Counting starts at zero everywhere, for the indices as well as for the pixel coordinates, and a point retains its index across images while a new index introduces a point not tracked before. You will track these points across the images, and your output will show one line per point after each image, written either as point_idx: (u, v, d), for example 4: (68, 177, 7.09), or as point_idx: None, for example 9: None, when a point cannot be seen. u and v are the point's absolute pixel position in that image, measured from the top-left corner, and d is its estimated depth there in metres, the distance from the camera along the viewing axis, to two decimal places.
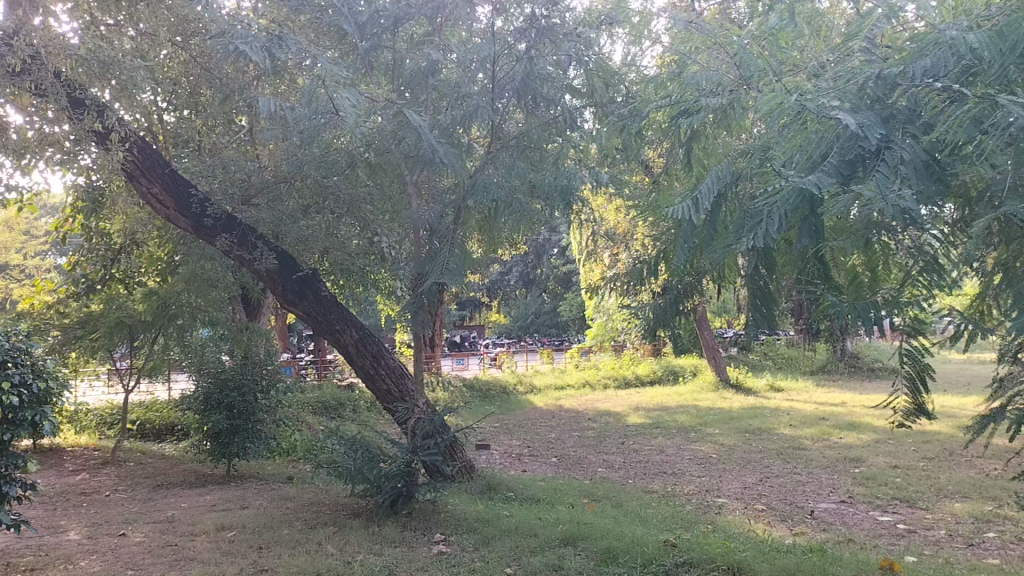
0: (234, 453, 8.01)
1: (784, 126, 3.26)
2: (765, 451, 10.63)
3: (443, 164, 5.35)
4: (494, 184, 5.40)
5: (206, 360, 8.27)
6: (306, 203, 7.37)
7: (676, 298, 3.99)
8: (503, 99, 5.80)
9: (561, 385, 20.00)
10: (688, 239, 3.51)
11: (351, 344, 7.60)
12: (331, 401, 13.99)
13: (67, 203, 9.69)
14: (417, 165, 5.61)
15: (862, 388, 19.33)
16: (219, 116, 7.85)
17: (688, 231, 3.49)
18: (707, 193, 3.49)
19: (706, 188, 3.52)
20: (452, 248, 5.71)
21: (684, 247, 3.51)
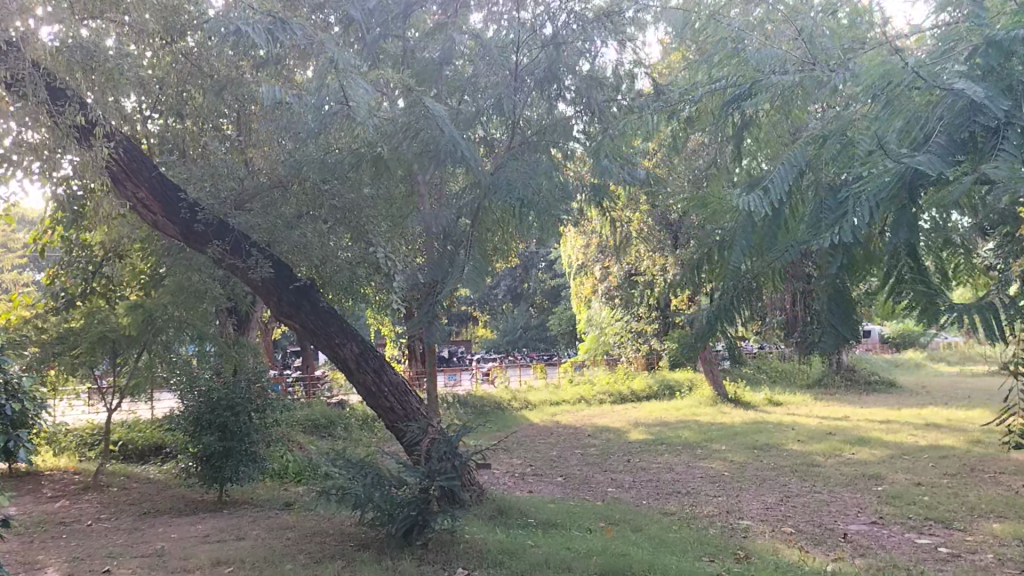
0: (227, 477, 7.53)
1: (883, 104, 2.99)
2: (778, 468, 10.21)
3: (463, 161, 4.97)
4: (518, 181, 5.04)
5: (197, 378, 7.77)
6: (302, 209, 6.91)
7: (715, 316, 3.43)
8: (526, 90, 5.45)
9: (556, 400, 19.53)
10: (744, 236, 3.17)
11: (352, 358, 7.11)
12: (321, 420, 13.51)
13: (46, 214, 9.22)
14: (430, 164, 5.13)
15: (864, 402, 19.00)
16: (210, 118, 7.46)
17: (746, 227, 3.17)
18: (776, 187, 3.17)
19: (773, 178, 3.25)
20: (469, 254, 5.32)
21: (741, 241, 3.17)
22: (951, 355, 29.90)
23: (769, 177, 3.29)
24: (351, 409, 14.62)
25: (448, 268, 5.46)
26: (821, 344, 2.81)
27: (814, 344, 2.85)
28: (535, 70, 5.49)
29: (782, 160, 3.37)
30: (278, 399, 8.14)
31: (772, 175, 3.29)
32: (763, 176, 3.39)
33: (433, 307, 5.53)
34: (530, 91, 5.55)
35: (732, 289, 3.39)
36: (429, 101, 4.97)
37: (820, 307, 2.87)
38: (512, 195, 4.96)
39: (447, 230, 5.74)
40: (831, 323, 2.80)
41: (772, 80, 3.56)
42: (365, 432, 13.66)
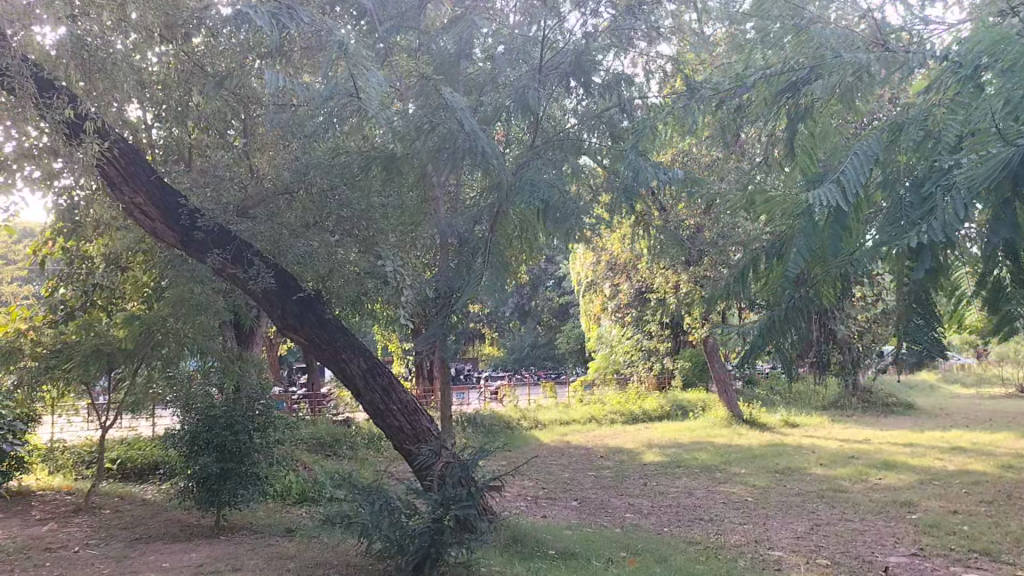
0: (225, 500, 7.14)
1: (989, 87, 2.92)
2: (804, 495, 9.73)
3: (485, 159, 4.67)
4: (542, 181, 4.79)
5: (194, 395, 7.37)
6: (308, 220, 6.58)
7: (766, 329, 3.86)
8: (552, 85, 5.19)
9: (566, 419, 19.08)
10: (809, 239, 3.19)
11: (358, 375, 6.70)
12: (326, 438, 13.11)
13: (45, 223, 8.90)
14: (446, 166, 4.85)
15: (882, 425, 18.50)
16: (213, 120, 7.12)
17: (810, 231, 3.19)
18: (851, 183, 3.24)
19: (846, 172, 3.29)
20: (488, 260, 4.98)
21: (802, 250, 3.17)
22: (968, 376, 29.29)
23: (841, 169, 3.32)
24: (357, 427, 14.19)
25: (464, 276, 5.10)
26: (906, 357, 3.07)
27: (899, 354, 3.08)
28: (571, 59, 5.10)
29: (855, 150, 3.44)
30: (281, 417, 7.73)
31: (844, 167, 3.34)
32: (837, 167, 3.45)
33: (445, 319, 5.10)
34: (556, 86, 5.23)
35: (797, 304, 3.69)
36: (447, 91, 4.74)
37: (897, 314, 3.04)
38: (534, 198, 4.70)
39: (463, 237, 5.39)
40: (916, 340, 3.01)
41: (838, 61, 3.90)
42: (371, 451, 13.24)
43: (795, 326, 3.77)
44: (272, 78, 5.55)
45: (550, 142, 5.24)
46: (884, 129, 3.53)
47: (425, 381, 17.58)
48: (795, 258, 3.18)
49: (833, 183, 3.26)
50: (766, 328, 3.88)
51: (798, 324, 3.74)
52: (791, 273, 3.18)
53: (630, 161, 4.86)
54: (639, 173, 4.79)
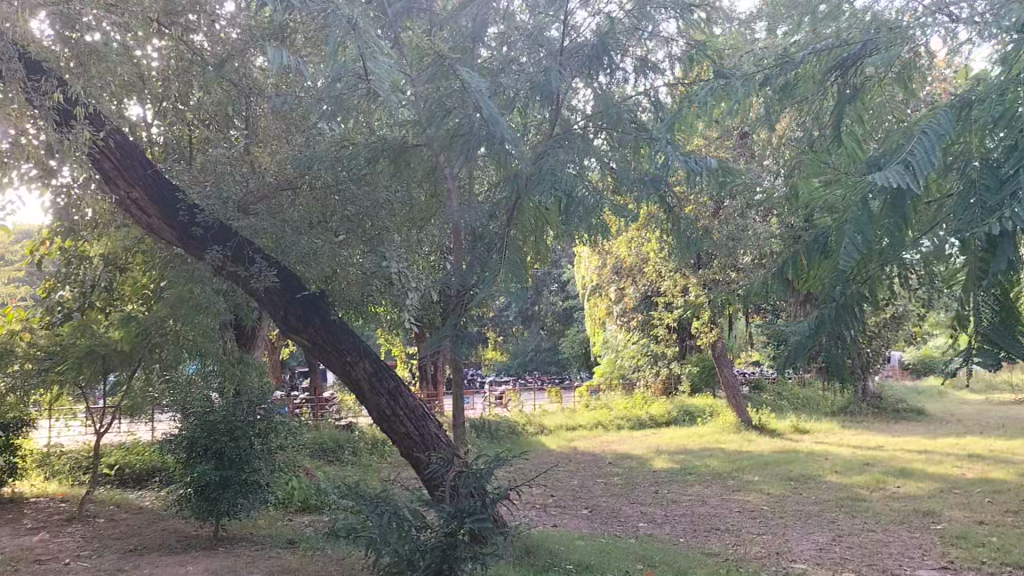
0: (224, 510, 6.83)
1: None
2: (822, 503, 9.44)
3: (504, 146, 4.47)
4: (562, 170, 4.64)
5: (192, 400, 7.09)
6: None
7: (825, 321, 4.34)
8: (571, 70, 5.04)
9: (572, 425, 18.77)
10: (865, 231, 3.71)
11: (364, 379, 6.42)
12: (329, 443, 12.83)
13: (42, 222, 8.65)
14: (461, 152, 4.61)
15: (894, 431, 18.17)
16: (215, 115, 6.88)
17: (865, 223, 3.72)
18: (918, 163, 3.61)
19: (914, 152, 3.67)
20: (503, 255, 4.80)
21: (859, 241, 3.71)
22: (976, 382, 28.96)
23: (908, 148, 3.71)
24: (360, 432, 13.90)
25: (478, 271, 4.87)
26: (984, 360, 3.58)
27: (976, 360, 3.60)
28: (593, 42, 5.01)
29: (925, 127, 3.82)
30: (283, 423, 7.46)
31: (912, 147, 3.72)
32: (903, 150, 3.82)
33: (459, 318, 4.85)
34: (575, 73, 5.07)
35: (841, 301, 4.31)
36: (463, 70, 4.47)
37: (977, 314, 3.60)
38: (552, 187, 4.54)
39: (476, 232, 5.13)
40: (993, 340, 3.55)
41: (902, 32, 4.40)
42: (374, 458, 12.96)
43: (847, 322, 4.32)
44: (275, 56, 5.53)
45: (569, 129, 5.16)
46: (952, 114, 3.94)
47: (430, 386, 17.29)
48: (852, 246, 3.71)
49: (900, 163, 3.65)
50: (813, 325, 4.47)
51: (842, 323, 4.32)
52: (851, 259, 3.69)
53: (659, 148, 4.89)
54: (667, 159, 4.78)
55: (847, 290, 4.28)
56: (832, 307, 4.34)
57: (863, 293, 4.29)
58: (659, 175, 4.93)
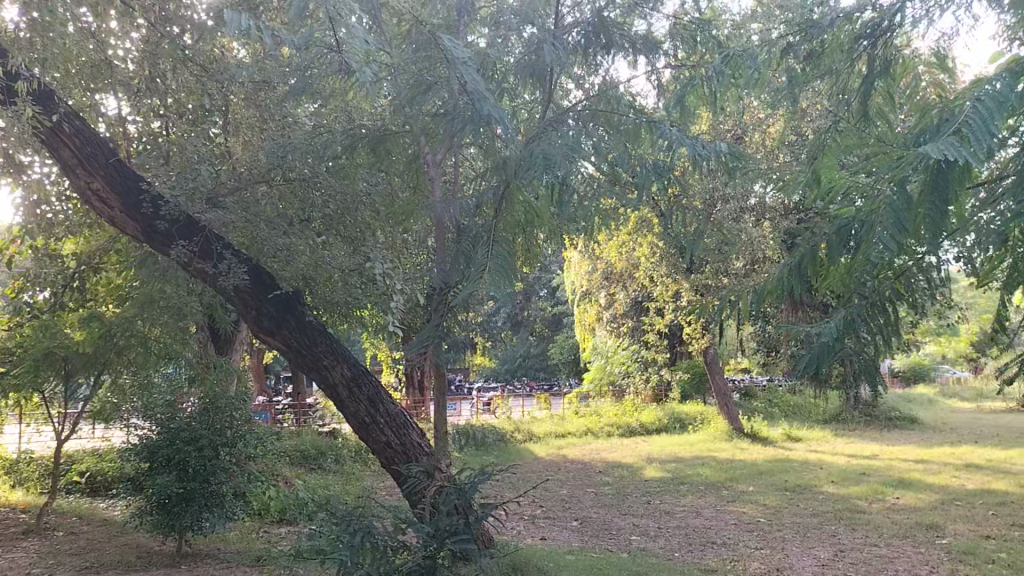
0: (187, 526, 6.48)
1: None
2: (821, 516, 9.08)
3: (491, 123, 4.05)
4: (555, 151, 4.18)
5: (156, 405, 6.67)
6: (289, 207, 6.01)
7: (842, 332, 4.51)
8: (570, 46, 4.77)
9: (561, 433, 18.38)
10: (902, 216, 3.25)
11: (342, 384, 6.00)
12: (310, 450, 12.41)
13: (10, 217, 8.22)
14: (444, 132, 4.21)
15: (888, 440, 17.88)
16: (190, 103, 6.52)
17: (900, 208, 3.26)
18: (978, 131, 3.04)
19: (971, 120, 3.08)
20: (493, 246, 4.30)
21: (893, 228, 3.27)
22: (966, 391, 28.77)
23: (963, 118, 3.13)
24: (343, 440, 13.48)
25: (465, 264, 4.41)
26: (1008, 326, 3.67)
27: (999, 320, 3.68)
28: (593, 17, 4.72)
29: (980, 94, 3.22)
30: (254, 432, 7.06)
31: (966, 116, 3.14)
32: (952, 115, 3.31)
33: (441, 320, 4.44)
34: (574, 55, 4.80)
35: (872, 299, 4.68)
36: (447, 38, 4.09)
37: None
38: (542, 172, 4.09)
39: (462, 226, 4.73)
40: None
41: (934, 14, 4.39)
42: (357, 466, 12.55)
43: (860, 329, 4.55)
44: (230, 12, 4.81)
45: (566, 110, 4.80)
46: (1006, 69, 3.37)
47: (417, 392, 16.88)
48: (889, 238, 3.30)
49: (953, 136, 3.07)
50: (841, 328, 4.53)
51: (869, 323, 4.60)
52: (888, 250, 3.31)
53: (668, 133, 4.58)
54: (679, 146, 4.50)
55: (878, 289, 4.70)
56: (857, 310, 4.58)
57: (889, 297, 4.70)
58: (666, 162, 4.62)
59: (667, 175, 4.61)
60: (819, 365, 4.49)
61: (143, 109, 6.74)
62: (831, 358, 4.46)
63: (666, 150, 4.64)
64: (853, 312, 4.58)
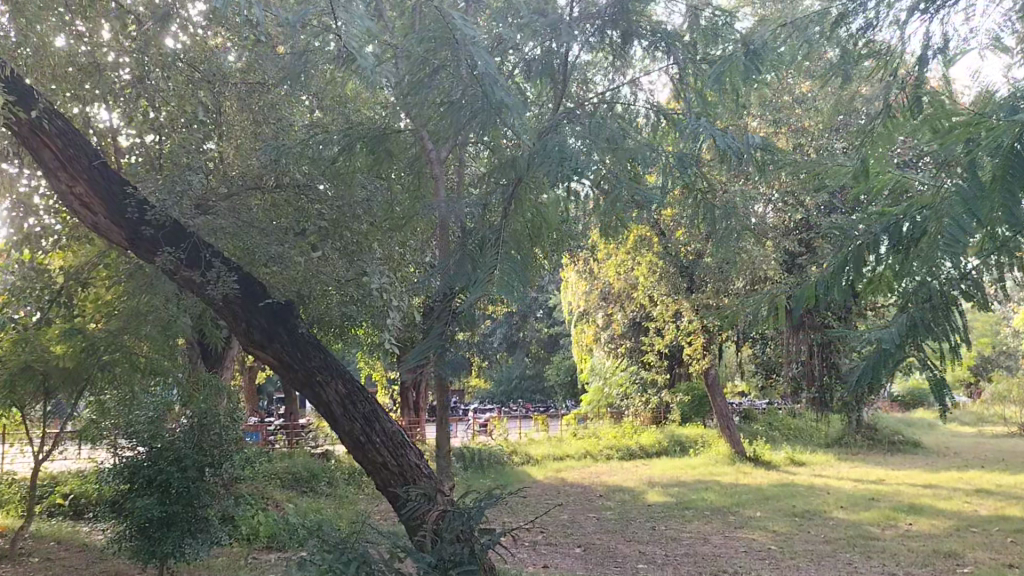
0: (168, 552, 6.15)
1: None
2: (833, 543, 8.74)
3: (501, 104, 3.68)
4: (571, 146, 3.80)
5: (137, 422, 6.27)
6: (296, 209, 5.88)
7: (892, 351, 4.72)
8: (585, 33, 4.40)
9: (559, 455, 18.01)
10: (975, 208, 3.43)
11: (335, 401, 5.61)
12: (303, 472, 12.06)
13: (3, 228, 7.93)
14: (452, 122, 3.91)
15: (893, 464, 17.54)
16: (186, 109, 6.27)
17: (968, 196, 3.47)
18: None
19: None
20: (502, 247, 3.86)
21: (965, 220, 3.47)
22: (966, 416, 28.48)
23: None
24: (336, 462, 13.12)
25: (473, 266, 4.00)
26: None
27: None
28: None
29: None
30: (242, 451, 6.73)
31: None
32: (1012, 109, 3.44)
33: (444, 329, 4.07)
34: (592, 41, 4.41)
35: (933, 302, 4.61)
36: (456, 19, 3.80)
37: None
38: (555, 166, 3.73)
39: (467, 227, 4.37)
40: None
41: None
42: (351, 489, 12.19)
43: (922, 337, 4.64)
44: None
45: (578, 101, 4.43)
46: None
47: (412, 413, 16.52)
48: (958, 228, 3.52)
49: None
50: (902, 333, 4.70)
51: (932, 329, 4.62)
52: (957, 241, 3.51)
53: (691, 124, 4.31)
54: (699, 136, 4.22)
55: (939, 292, 4.58)
56: (907, 322, 4.70)
57: (952, 299, 4.58)
58: (689, 153, 4.37)
59: (691, 165, 4.39)
60: (878, 373, 4.78)
61: (134, 115, 6.48)
62: (889, 366, 4.72)
63: (688, 141, 4.34)
64: (914, 317, 4.69)
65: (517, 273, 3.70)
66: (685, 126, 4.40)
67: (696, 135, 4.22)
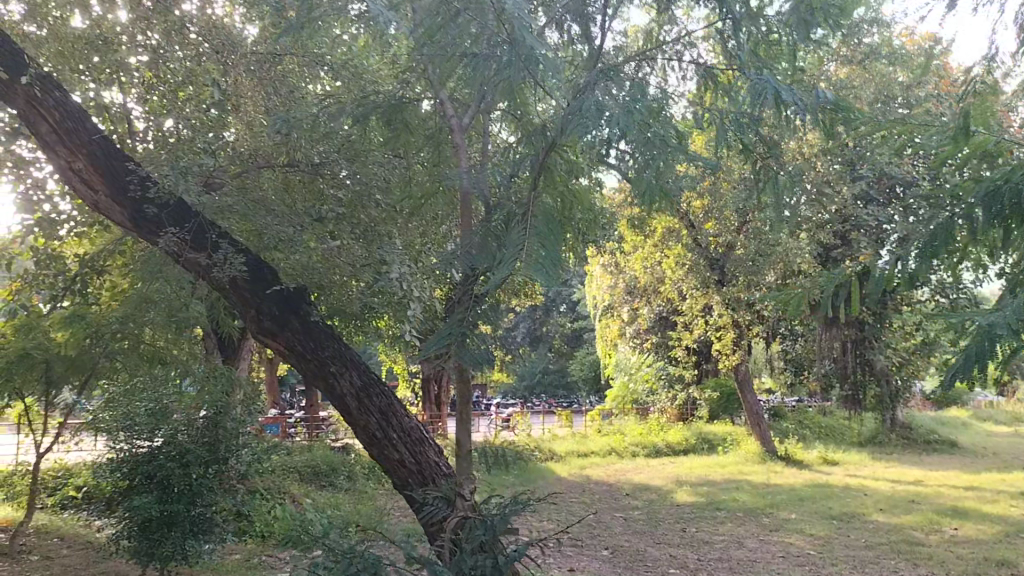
0: (168, 554, 5.85)
1: None
2: (875, 548, 8.27)
3: (527, 51, 3.24)
4: (612, 105, 3.33)
5: (137, 415, 5.93)
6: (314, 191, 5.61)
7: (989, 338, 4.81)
8: None
9: (584, 452, 17.60)
10: None
11: (351, 393, 5.22)
12: (323, 467, 11.77)
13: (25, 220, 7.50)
14: (474, 73, 3.49)
15: (931, 464, 16.95)
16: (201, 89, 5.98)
17: None
18: None
19: None
20: (532, 220, 3.40)
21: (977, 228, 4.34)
22: (1001, 417, 27.75)
23: None
24: (357, 457, 12.83)
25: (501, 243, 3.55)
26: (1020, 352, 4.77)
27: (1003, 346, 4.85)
28: None
29: None
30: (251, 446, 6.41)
31: None
32: None
33: (466, 314, 3.69)
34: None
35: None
36: None
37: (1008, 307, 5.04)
38: (593, 127, 3.27)
39: (492, 201, 3.95)
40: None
41: None
42: (372, 483, 11.88)
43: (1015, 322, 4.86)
44: None
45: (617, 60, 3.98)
46: None
47: (434, 407, 16.20)
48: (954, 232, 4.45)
49: None
50: (1011, 320, 4.78)
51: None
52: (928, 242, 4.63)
53: (752, 78, 3.88)
54: (764, 93, 3.78)
55: None
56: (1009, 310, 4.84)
57: None
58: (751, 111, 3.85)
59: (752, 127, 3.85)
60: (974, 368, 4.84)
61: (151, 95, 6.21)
62: (990, 358, 4.80)
63: (749, 100, 3.88)
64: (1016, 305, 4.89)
65: (551, 249, 3.25)
66: (746, 82, 4.00)
67: (762, 92, 3.77)
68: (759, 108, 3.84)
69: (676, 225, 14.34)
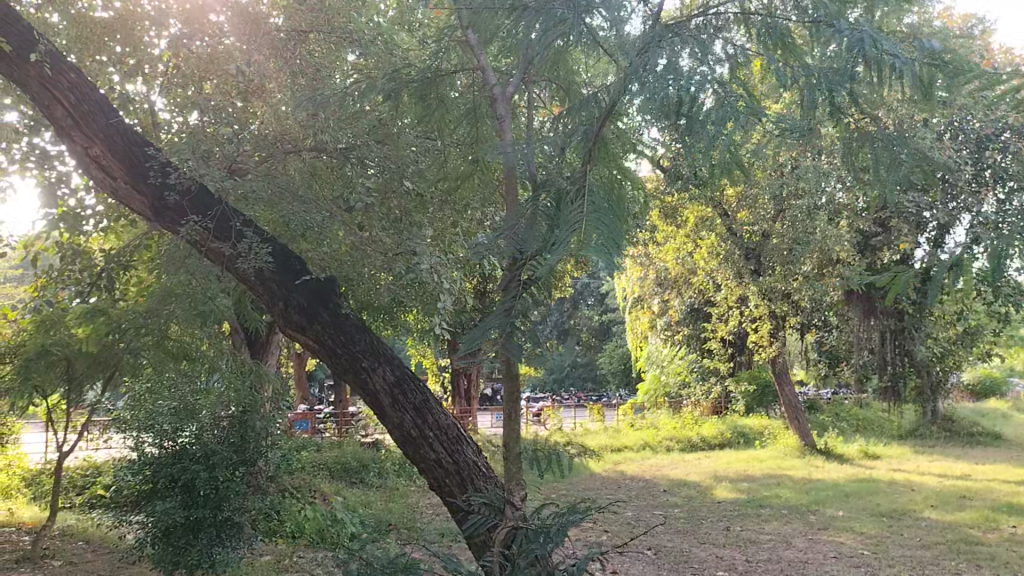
0: (194, 562, 5.59)
1: None
2: (933, 548, 7.85)
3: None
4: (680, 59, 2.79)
5: (160, 415, 5.75)
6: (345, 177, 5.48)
7: None
8: None
9: (617, 447, 17.27)
10: None
11: (384, 391, 4.89)
12: (353, 463, 11.53)
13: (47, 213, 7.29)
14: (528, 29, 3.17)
15: (976, 458, 16.37)
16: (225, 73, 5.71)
17: None
18: None
19: None
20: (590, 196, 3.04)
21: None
22: None
23: None
24: (387, 453, 12.60)
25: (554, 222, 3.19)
26: None
27: None
28: None
29: None
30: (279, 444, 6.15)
31: None
32: None
33: (514, 301, 3.38)
34: None
35: None
36: None
37: None
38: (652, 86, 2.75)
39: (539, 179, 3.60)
40: None
41: None
42: (403, 480, 11.65)
43: None
44: None
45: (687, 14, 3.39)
46: None
47: (464, 402, 15.93)
48: None
49: None
50: None
51: None
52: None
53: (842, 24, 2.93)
54: (855, 45, 2.83)
55: None
56: None
57: None
58: (838, 68, 2.93)
59: (841, 85, 2.93)
60: None
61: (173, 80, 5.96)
62: None
63: (835, 57, 2.96)
64: None
65: (611, 228, 2.88)
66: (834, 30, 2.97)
67: (851, 46, 2.83)
68: (855, 66, 2.88)
69: (710, 214, 13.92)
